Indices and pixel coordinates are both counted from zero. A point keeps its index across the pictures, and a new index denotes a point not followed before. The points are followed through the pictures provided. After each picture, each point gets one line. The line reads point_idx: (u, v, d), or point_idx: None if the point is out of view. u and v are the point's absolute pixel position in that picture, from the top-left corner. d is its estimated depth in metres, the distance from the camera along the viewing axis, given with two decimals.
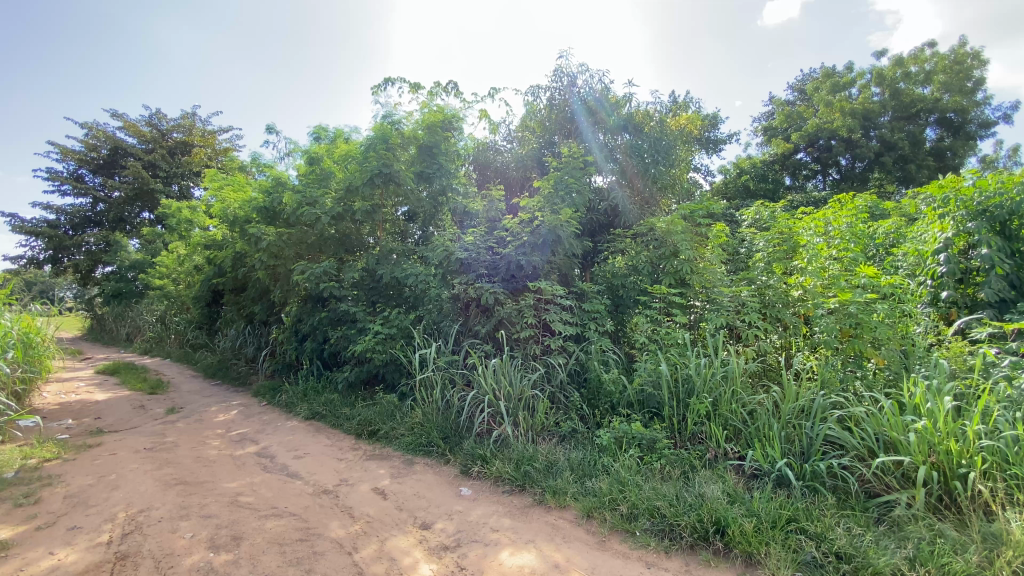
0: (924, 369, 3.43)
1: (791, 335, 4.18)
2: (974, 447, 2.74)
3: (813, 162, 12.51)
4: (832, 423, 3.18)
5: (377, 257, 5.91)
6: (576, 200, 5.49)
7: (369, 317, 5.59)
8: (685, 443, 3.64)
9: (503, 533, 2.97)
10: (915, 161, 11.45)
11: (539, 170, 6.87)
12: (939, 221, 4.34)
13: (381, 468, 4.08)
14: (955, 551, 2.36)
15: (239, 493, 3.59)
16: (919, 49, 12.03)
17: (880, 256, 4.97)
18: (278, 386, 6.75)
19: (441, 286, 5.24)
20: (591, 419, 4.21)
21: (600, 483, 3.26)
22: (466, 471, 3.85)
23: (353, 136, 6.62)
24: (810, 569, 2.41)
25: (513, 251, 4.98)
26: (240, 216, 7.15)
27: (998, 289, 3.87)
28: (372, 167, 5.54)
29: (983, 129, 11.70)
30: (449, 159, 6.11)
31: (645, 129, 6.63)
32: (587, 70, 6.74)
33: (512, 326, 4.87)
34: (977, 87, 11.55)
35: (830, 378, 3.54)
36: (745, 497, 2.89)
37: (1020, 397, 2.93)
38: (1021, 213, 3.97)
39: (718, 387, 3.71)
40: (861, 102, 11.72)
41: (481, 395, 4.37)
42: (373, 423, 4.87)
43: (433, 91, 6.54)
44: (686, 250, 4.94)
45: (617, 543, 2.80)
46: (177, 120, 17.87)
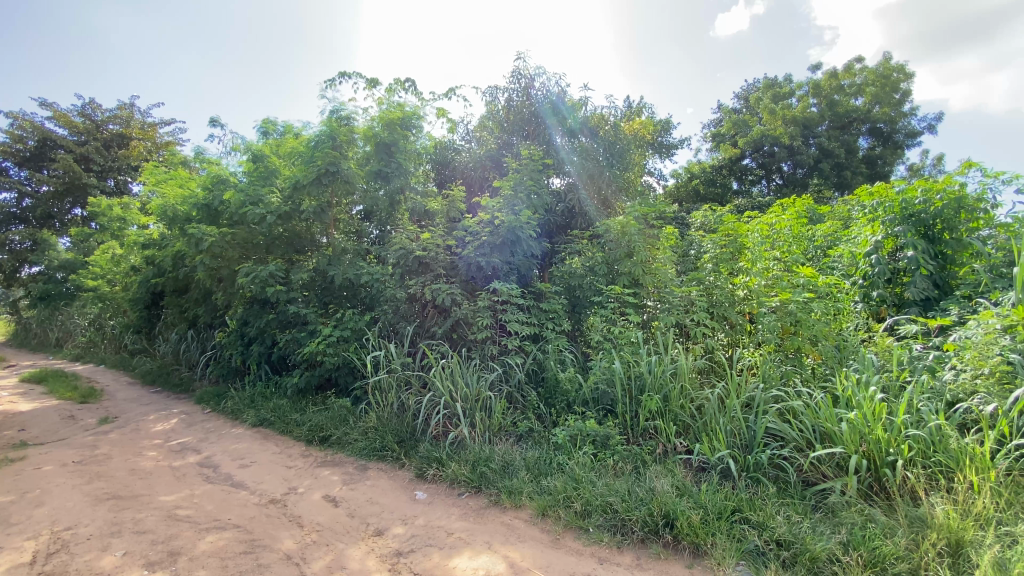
0: (856, 362, 3.65)
1: (737, 333, 4.36)
2: (900, 436, 2.95)
3: (757, 167, 13.07)
4: (773, 417, 3.34)
5: (330, 257, 5.72)
6: (534, 201, 5.52)
7: (321, 319, 5.40)
8: (638, 439, 3.73)
9: (459, 536, 2.94)
10: (849, 168, 12.19)
11: (497, 170, 6.87)
12: (870, 224, 4.64)
13: (332, 475, 3.95)
14: (884, 534, 2.53)
15: (177, 506, 3.39)
16: (853, 63, 12.85)
17: (818, 257, 5.26)
18: (223, 392, 6.44)
19: (397, 286, 5.15)
20: (547, 417, 4.24)
21: (555, 482, 3.28)
22: (422, 475, 3.78)
23: (303, 132, 6.39)
24: (753, 557, 2.52)
25: (473, 252, 4.97)
26: (179, 215, 6.77)
27: (922, 289, 4.18)
28: (320, 165, 5.38)
29: (910, 138, 12.60)
30: (406, 158, 6.01)
31: (600, 132, 6.78)
32: (544, 72, 6.79)
33: (469, 326, 4.82)
34: (903, 99, 12.43)
35: (771, 374, 3.71)
36: (693, 490, 2.98)
37: (941, 388, 3.21)
38: (942, 218, 4.30)
39: (668, 383, 3.82)
40: (800, 112, 12.40)
41: (437, 397, 4.31)
42: (324, 429, 4.72)
43: (390, 88, 6.42)
44: (641, 251, 5.05)
45: (572, 540, 2.83)
46: (113, 110, 16.72)
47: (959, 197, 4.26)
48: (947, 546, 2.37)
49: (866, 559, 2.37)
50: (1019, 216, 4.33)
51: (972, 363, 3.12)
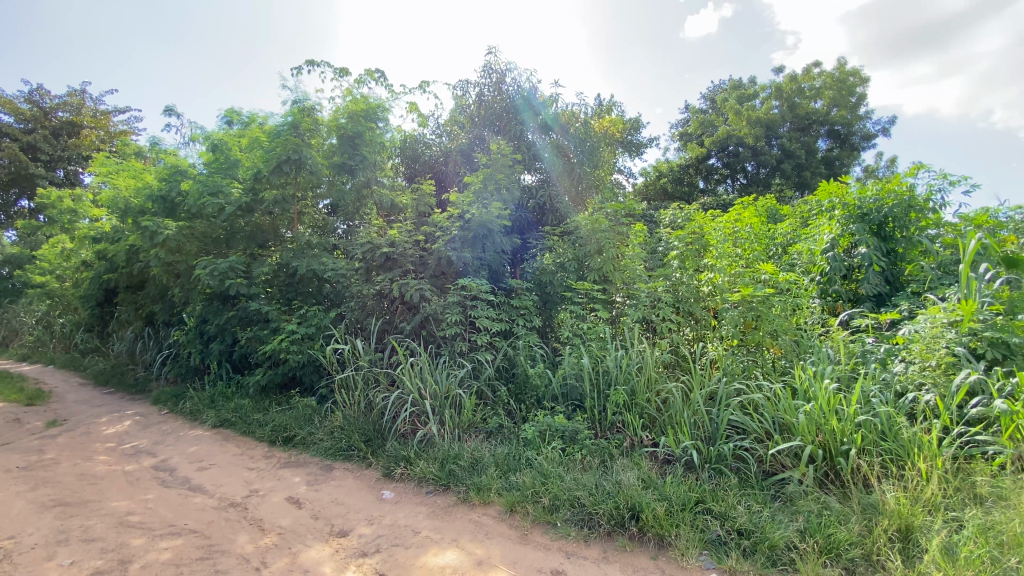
0: (813, 356, 3.78)
1: (701, 328, 4.44)
2: (854, 425, 3.07)
3: (722, 166, 13.41)
4: (734, 409, 3.42)
5: (294, 251, 5.53)
6: (505, 197, 5.47)
7: (284, 316, 5.25)
8: (605, 433, 3.77)
9: (426, 534, 2.90)
10: (809, 168, 12.61)
11: (468, 166, 6.78)
12: (828, 223, 4.80)
13: (296, 476, 3.84)
14: (839, 520, 2.62)
15: (130, 512, 3.23)
16: (812, 67, 13.30)
17: (778, 254, 5.42)
18: (182, 392, 6.20)
19: (363, 282, 5.09)
20: (517, 413, 4.24)
21: (524, 477, 3.29)
22: (389, 474, 3.72)
23: (267, 122, 6.16)
24: (715, 547, 2.59)
25: (443, 246, 4.93)
26: (134, 207, 6.48)
27: (875, 284, 4.36)
28: (280, 153, 5.22)
29: (865, 141, 13.12)
30: (374, 150, 5.87)
31: (571, 129, 6.78)
32: (515, 68, 6.75)
33: (438, 323, 4.76)
34: (859, 102, 12.93)
35: (734, 368, 3.81)
36: (658, 482, 3.03)
37: (891, 379, 3.36)
38: (893, 217, 4.49)
39: (635, 377, 3.88)
40: (763, 113, 12.75)
41: (405, 394, 4.24)
42: (288, 429, 4.59)
43: (359, 79, 6.26)
44: (610, 247, 5.10)
45: (539, 536, 2.83)
46: (63, 96, 15.80)
47: (909, 198, 4.46)
48: (897, 531, 2.48)
49: (821, 546, 2.46)
50: (962, 216, 4.57)
51: (919, 356, 3.33)
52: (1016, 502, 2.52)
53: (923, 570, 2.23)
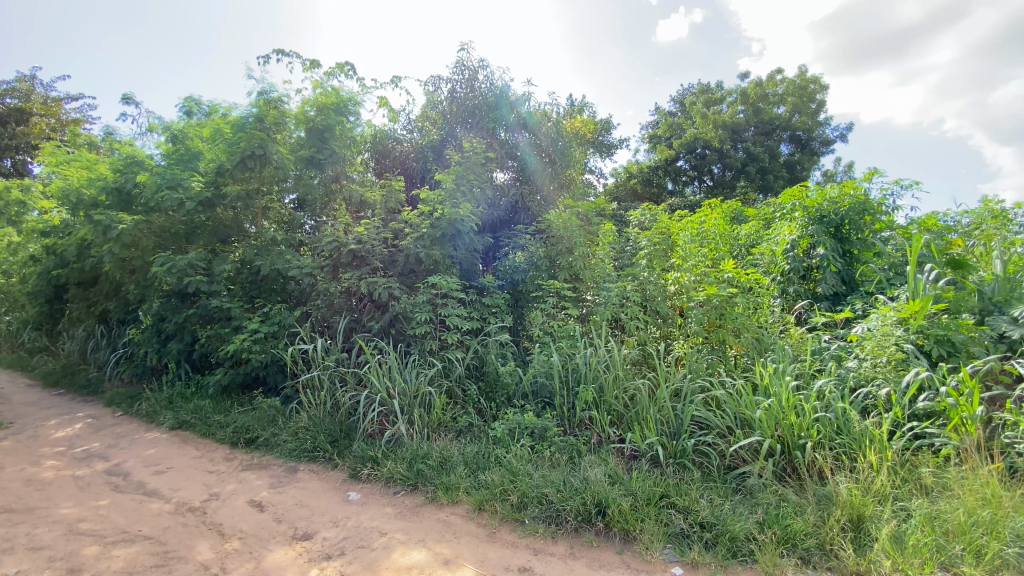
0: (773, 353, 3.91)
1: (668, 326, 4.53)
2: (811, 420, 3.18)
3: (690, 168, 13.70)
4: (698, 405, 3.50)
5: (258, 247, 5.37)
6: (476, 195, 5.44)
7: (246, 314, 5.09)
8: (574, 430, 3.81)
9: (393, 535, 2.87)
10: (772, 172, 13.01)
11: (439, 162, 6.68)
12: (788, 224, 4.96)
13: (258, 479, 3.74)
14: (796, 512, 2.72)
15: (80, 519, 3.08)
16: (775, 73, 13.72)
17: (742, 255, 5.57)
18: (138, 393, 5.95)
19: (330, 280, 4.98)
20: (487, 411, 4.23)
21: (492, 475, 3.29)
22: (355, 474, 3.66)
23: (231, 114, 5.95)
24: (678, 540, 2.65)
25: (412, 244, 4.88)
26: (87, 199, 6.18)
27: (831, 284, 4.54)
28: (245, 147, 5.04)
29: (825, 146, 13.63)
30: (344, 146, 5.75)
31: (543, 129, 6.79)
32: (488, 65, 6.73)
33: (407, 321, 4.69)
34: (819, 109, 13.42)
35: (698, 365, 3.90)
36: (624, 477, 3.08)
37: (845, 375, 3.51)
38: (848, 220, 4.68)
39: (603, 374, 3.93)
40: (729, 117, 13.10)
41: (373, 394, 4.17)
42: (251, 430, 4.46)
43: (328, 71, 6.12)
44: (580, 246, 5.14)
45: (507, 533, 2.84)
46: (9, 81, 14.88)
47: (864, 201, 4.65)
48: (849, 521, 2.59)
49: (779, 537, 2.55)
50: (913, 219, 4.82)
51: (871, 353, 3.47)
52: (958, 491, 2.68)
53: (873, 558, 2.34)
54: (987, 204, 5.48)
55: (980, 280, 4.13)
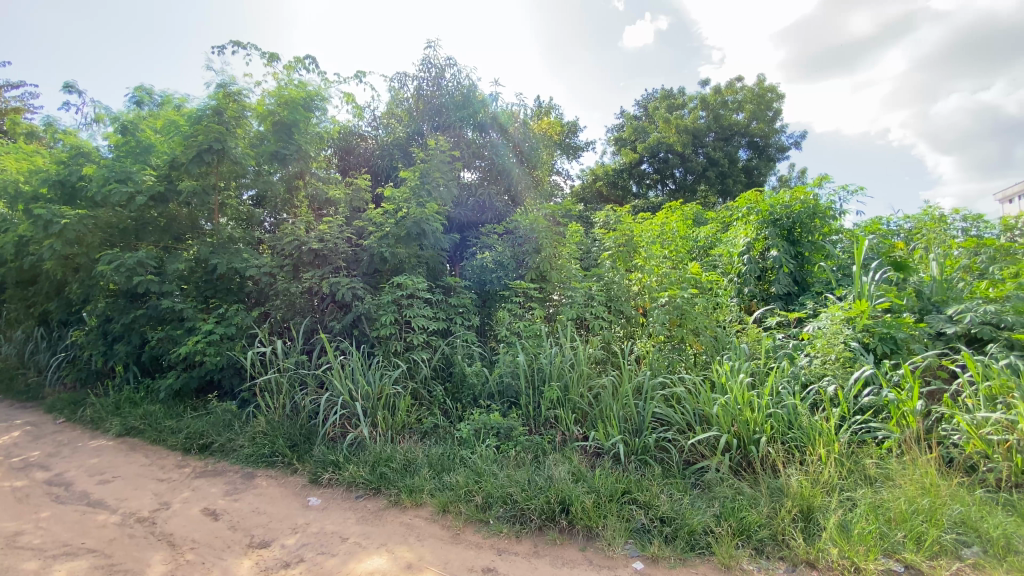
0: (730, 351, 4.04)
1: (632, 325, 4.63)
2: (765, 415, 3.30)
3: (654, 172, 14.01)
4: (659, 402, 3.58)
5: (213, 245, 5.17)
6: (443, 194, 5.39)
7: (201, 315, 4.89)
8: (539, 429, 3.83)
9: (355, 540, 2.81)
10: (731, 176, 13.44)
11: (404, 160, 6.54)
12: (745, 227, 5.14)
13: (213, 486, 3.60)
14: (750, 504, 2.82)
15: (15, 534, 2.89)
16: (734, 81, 14.20)
17: (702, 256, 5.74)
18: (82, 398, 5.62)
19: (290, 280, 4.84)
20: (453, 412, 4.21)
21: (457, 476, 3.27)
22: (316, 479, 3.57)
23: (186, 106, 5.70)
24: (639, 535, 2.70)
25: (376, 243, 4.79)
26: (26, 192, 5.80)
27: (785, 284, 4.74)
28: (202, 141, 4.82)
29: (780, 153, 14.17)
30: (307, 141, 5.60)
31: (510, 129, 6.81)
32: (455, 63, 6.70)
33: (371, 322, 4.61)
34: (775, 116, 13.96)
35: (659, 364, 3.99)
36: (588, 475, 3.12)
37: (797, 371, 3.66)
38: (800, 223, 4.88)
39: (567, 373, 3.97)
40: (690, 122, 13.48)
41: (335, 396, 4.08)
42: (205, 436, 4.29)
43: (290, 65, 5.95)
44: (547, 246, 5.17)
45: (471, 534, 2.83)
46: None
47: (814, 205, 4.86)
48: (799, 512, 2.70)
49: (735, 529, 2.64)
50: (859, 223, 5.08)
51: (821, 351, 3.64)
52: (900, 481, 2.84)
53: (821, 547, 2.46)
54: (926, 210, 5.83)
55: (920, 281, 4.41)
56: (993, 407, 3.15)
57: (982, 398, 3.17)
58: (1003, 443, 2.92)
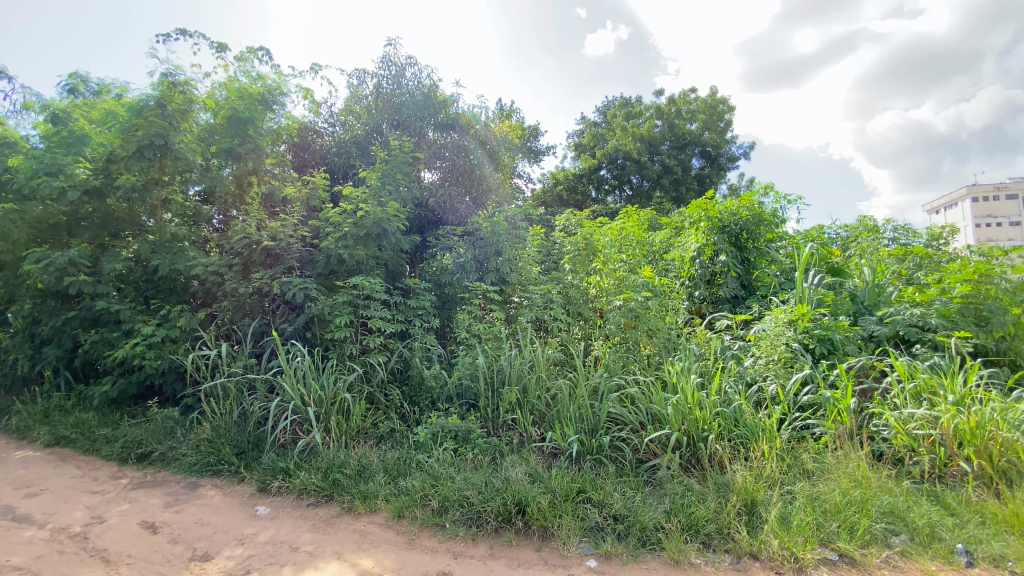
0: (681, 352, 4.18)
1: (589, 327, 4.72)
2: (713, 414, 3.44)
3: (612, 178, 14.34)
4: (614, 402, 3.67)
5: (154, 244, 4.84)
6: (403, 194, 5.31)
7: (140, 317, 4.63)
8: (497, 431, 3.84)
9: (305, 549, 2.73)
10: (684, 184, 13.92)
11: (363, 158, 6.42)
12: (696, 233, 5.33)
13: (152, 497, 3.41)
14: (699, 499, 2.93)
15: None
16: (688, 92, 14.73)
17: (656, 260, 5.92)
18: (5, 407, 5.20)
19: (239, 281, 4.65)
20: (410, 416, 4.16)
21: (413, 481, 3.23)
22: (265, 488, 3.44)
23: (126, 96, 5.39)
24: (593, 533, 2.76)
25: (333, 243, 4.66)
26: None
27: (732, 288, 4.97)
28: (142, 136, 4.52)
29: (730, 162, 14.77)
30: (261, 136, 5.40)
31: (471, 130, 6.80)
32: (416, 62, 6.64)
33: (325, 324, 4.48)
34: (726, 127, 14.56)
35: (615, 364, 4.08)
36: (544, 476, 3.16)
37: (742, 371, 3.83)
38: (747, 230, 5.12)
39: (526, 375, 4.00)
40: (646, 130, 13.90)
41: (286, 401, 3.94)
42: (144, 444, 4.06)
43: (242, 57, 5.73)
44: (507, 249, 5.19)
45: (427, 539, 2.80)
46: None
47: (760, 213, 5.10)
48: (744, 506, 2.83)
49: (684, 524, 2.74)
50: (800, 230, 5.37)
51: (765, 352, 3.83)
52: (835, 474, 3.02)
53: (763, 539, 2.58)
54: (862, 219, 6.23)
55: (854, 286, 4.71)
56: (918, 404, 3.40)
57: (908, 396, 3.42)
58: (927, 437, 3.16)
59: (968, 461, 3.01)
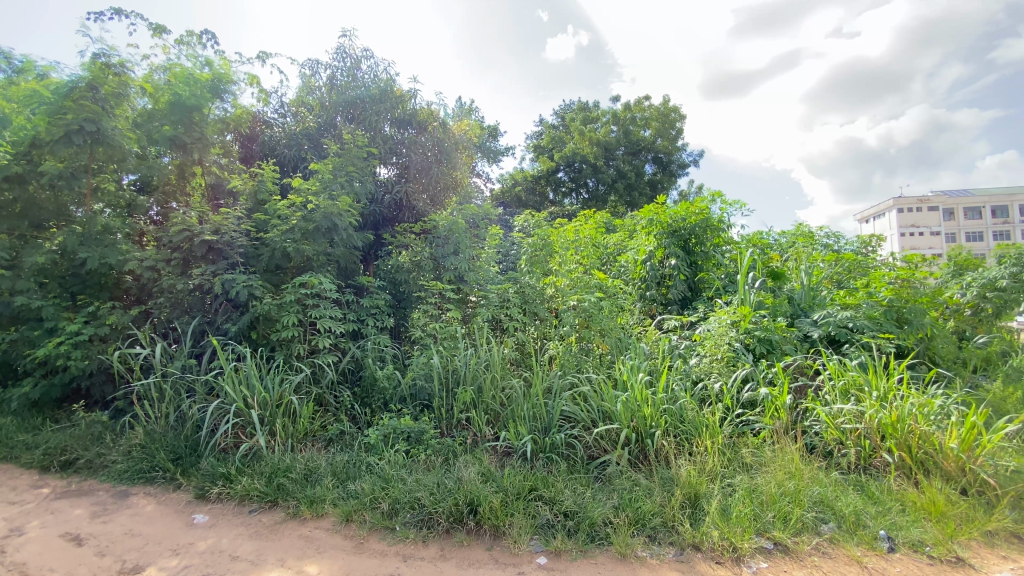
0: (632, 351, 4.29)
1: (545, 326, 4.77)
2: (660, 411, 3.56)
3: (569, 180, 14.59)
4: (567, 401, 3.73)
5: (82, 235, 4.48)
6: (357, 189, 5.18)
7: (65, 314, 4.30)
8: (451, 431, 3.83)
9: (245, 558, 2.61)
10: (638, 188, 14.30)
11: (314, 151, 6.26)
12: (648, 236, 5.50)
13: (77, 508, 3.17)
14: (646, 494, 3.03)
15: None
16: (643, 99, 15.16)
17: (610, 262, 6.06)
18: None
19: (178, 277, 4.41)
20: (361, 418, 4.07)
21: (362, 484, 3.17)
22: (203, 495, 3.27)
23: (52, 75, 4.93)
24: (544, 530, 2.79)
25: (279, 237, 4.47)
26: None
27: (681, 290, 5.18)
28: (69, 120, 4.20)
29: (682, 169, 15.27)
30: (205, 125, 5.14)
31: (429, 127, 6.73)
32: (372, 55, 6.51)
33: (271, 323, 4.31)
34: (678, 135, 15.06)
35: (568, 363, 4.15)
36: (496, 475, 3.17)
37: (688, 370, 3.99)
38: (695, 235, 5.33)
39: (481, 375, 4.00)
40: (602, 135, 14.21)
41: (227, 404, 3.76)
42: (69, 451, 3.78)
43: (182, 39, 5.42)
44: (464, 248, 5.16)
45: (376, 543, 2.75)
46: None
47: (707, 218, 5.31)
48: (688, 499, 2.95)
49: (632, 518, 2.82)
50: (744, 236, 5.64)
51: (709, 351, 4.01)
52: (772, 467, 3.19)
53: (705, 530, 2.69)
54: (800, 226, 6.62)
55: (792, 289, 4.99)
56: (846, 399, 3.64)
57: (838, 392, 3.66)
58: (853, 431, 3.39)
59: (889, 452, 3.24)
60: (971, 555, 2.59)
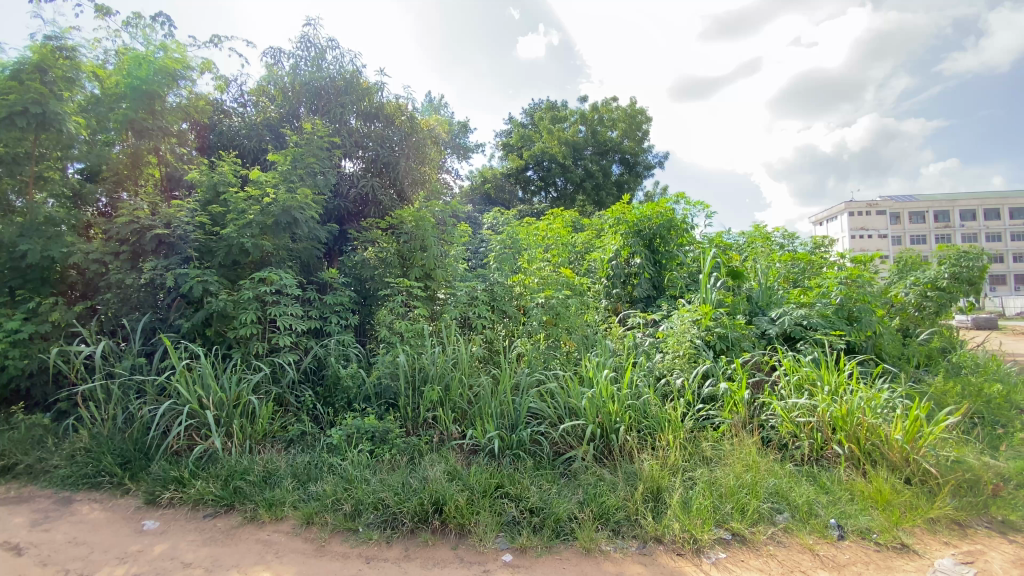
0: (598, 348, 4.35)
1: (512, 324, 4.76)
2: (624, 406, 3.62)
3: (537, 179, 14.65)
4: (534, 398, 3.74)
5: (22, 227, 4.20)
6: (319, 182, 5.04)
7: (2, 310, 4.02)
8: (417, 430, 3.78)
9: (199, 565, 2.51)
10: (605, 188, 14.48)
11: (275, 142, 6.10)
12: (614, 236, 5.59)
13: (15, 516, 2.98)
14: (610, 488, 3.07)
15: None
16: (611, 100, 15.36)
17: (578, 260, 6.13)
18: None
19: (128, 272, 4.19)
20: (323, 418, 3.97)
21: (324, 486, 3.10)
22: (153, 500, 3.13)
23: None
24: (510, 527, 2.80)
25: (236, 231, 4.29)
26: None
27: (645, 289, 5.28)
28: (12, 101, 3.92)
29: (648, 170, 15.54)
30: (158, 111, 4.91)
31: (396, 121, 6.61)
32: (338, 46, 6.35)
33: (228, 321, 4.15)
34: (644, 136, 15.33)
35: (535, 360, 4.17)
36: (462, 473, 3.15)
37: (652, 366, 4.07)
38: (659, 235, 5.45)
39: (448, 373, 3.97)
40: (570, 135, 14.33)
41: (180, 405, 3.60)
42: (6, 456, 3.55)
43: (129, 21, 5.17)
44: (431, 245, 5.10)
45: (338, 545, 2.69)
46: None
47: (671, 219, 5.43)
48: (650, 492, 3.01)
49: (596, 513, 2.86)
50: (706, 236, 5.79)
51: (672, 348, 4.10)
52: (730, 459, 3.29)
53: (667, 523, 2.76)
54: (759, 228, 6.85)
55: (750, 288, 5.16)
56: (799, 394, 3.79)
57: (792, 387, 3.81)
58: (807, 424, 3.54)
59: (839, 444, 3.39)
60: (914, 541, 2.73)
